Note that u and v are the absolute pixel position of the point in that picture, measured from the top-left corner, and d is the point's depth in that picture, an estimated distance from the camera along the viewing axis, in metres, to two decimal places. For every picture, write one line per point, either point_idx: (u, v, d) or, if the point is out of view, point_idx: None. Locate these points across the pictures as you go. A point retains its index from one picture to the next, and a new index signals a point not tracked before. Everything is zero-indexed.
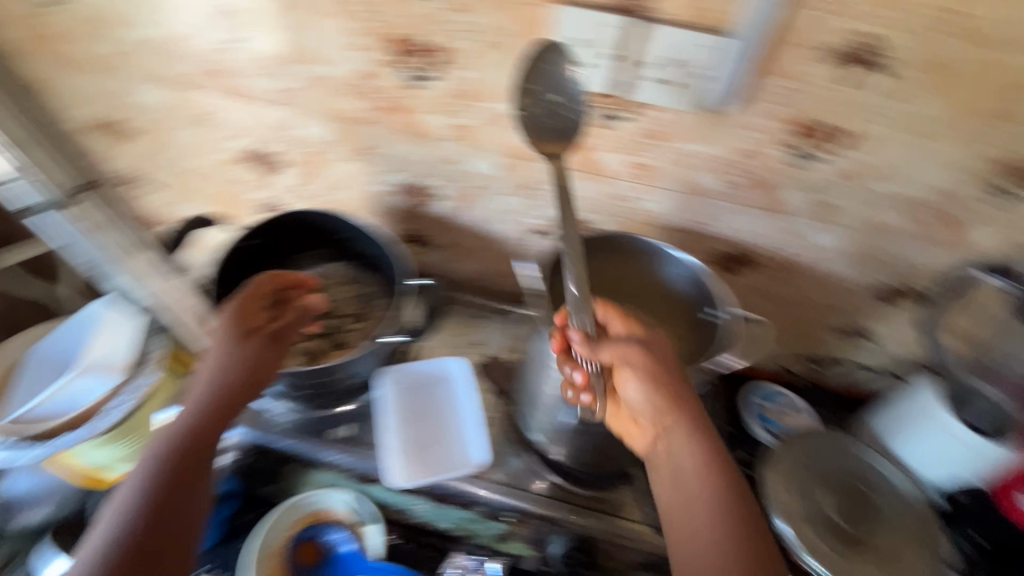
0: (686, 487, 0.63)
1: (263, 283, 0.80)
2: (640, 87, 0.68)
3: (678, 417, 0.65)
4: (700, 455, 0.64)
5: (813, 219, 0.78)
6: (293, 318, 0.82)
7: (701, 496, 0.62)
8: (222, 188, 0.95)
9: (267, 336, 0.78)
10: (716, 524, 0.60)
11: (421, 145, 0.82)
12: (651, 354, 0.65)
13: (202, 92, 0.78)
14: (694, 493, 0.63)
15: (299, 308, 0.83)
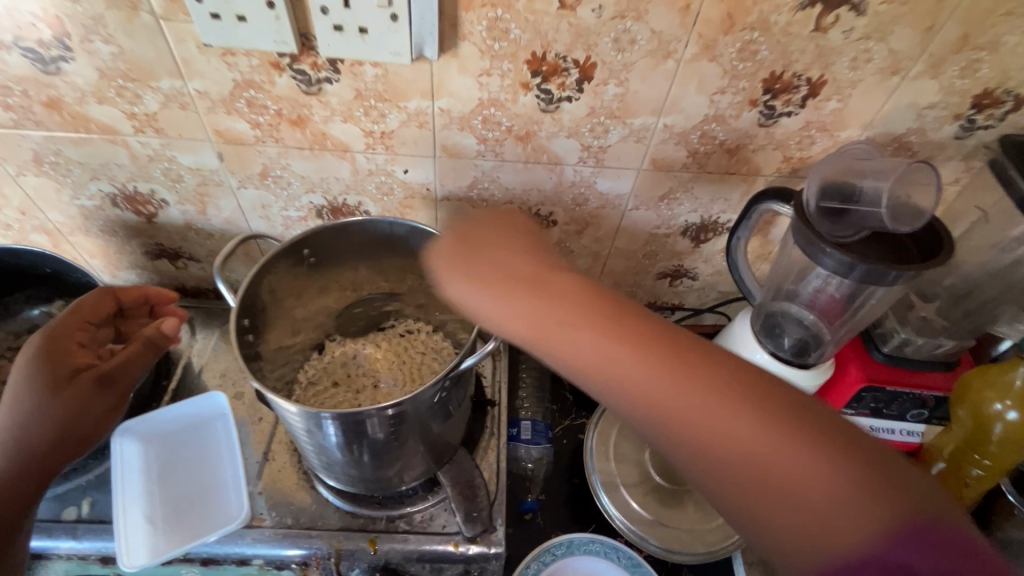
0: (598, 336, 0.41)
1: (92, 302, 0.60)
2: (590, 60, 0.56)
3: (494, 302, 0.46)
4: (580, 327, 0.42)
5: (788, 179, 0.70)
6: (132, 354, 0.58)
7: (628, 351, 0.40)
8: (90, 244, 0.76)
9: (89, 380, 0.55)
10: (631, 345, 0.40)
11: (332, 162, 0.65)
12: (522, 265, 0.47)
13: (35, 129, 0.61)
14: (635, 380, 0.39)
15: (142, 339, 0.59)
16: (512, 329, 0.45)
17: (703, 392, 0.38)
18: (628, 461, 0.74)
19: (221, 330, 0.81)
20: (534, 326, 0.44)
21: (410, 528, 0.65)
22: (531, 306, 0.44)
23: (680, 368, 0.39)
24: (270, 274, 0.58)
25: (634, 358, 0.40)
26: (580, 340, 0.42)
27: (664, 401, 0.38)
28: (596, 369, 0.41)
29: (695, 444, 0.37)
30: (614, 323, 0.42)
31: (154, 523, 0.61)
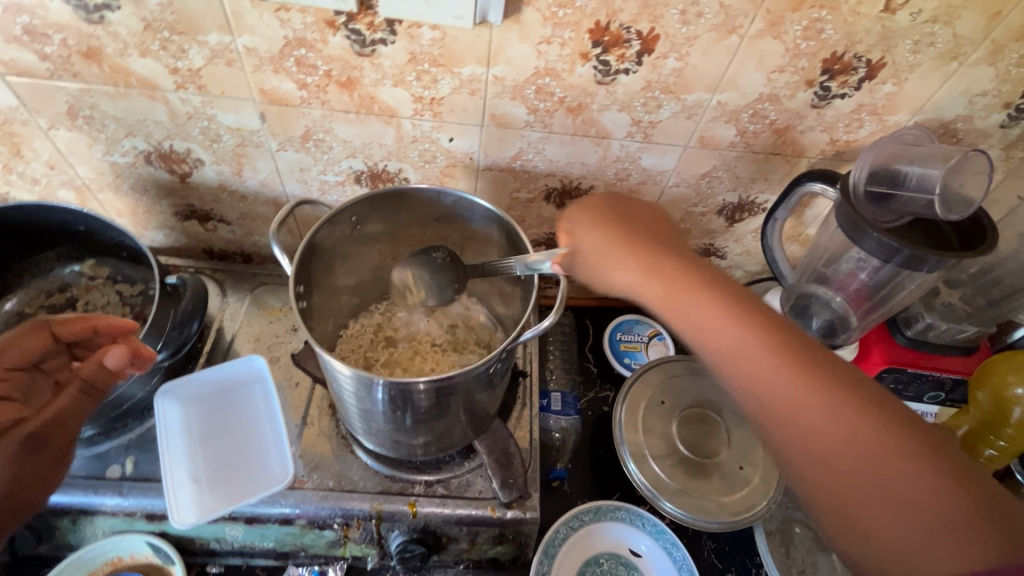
0: (794, 378, 0.41)
1: (28, 344, 0.54)
2: (653, 32, 0.55)
3: (708, 313, 0.45)
4: (801, 375, 0.41)
5: (831, 162, 0.70)
6: (65, 407, 0.53)
7: (829, 402, 0.40)
8: (119, 203, 0.74)
9: (20, 440, 0.51)
10: (845, 400, 0.40)
11: (377, 127, 0.64)
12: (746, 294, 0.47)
13: (71, 80, 0.58)
14: (841, 438, 0.39)
15: (77, 385, 0.54)
16: (702, 334, 0.45)
17: (904, 463, 0.37)
18: (656, 433, 0.77)
19: (252, 294, 0.80)
20: (730, 350, 0.43)
21: (455, 494, 0.67)
22: (717, 325, 0.44)
23: (891, 437, 0.38)
24: (322, 241, 0.57)
25: (826, 413, 0.39)
26: (771, 380, 0.42)
27: (851, 458, 0.38)
28: (805, 416, 0.40)
29: (846, 463, 0.38)
30: (826, 378, 0.41)
31: (199, 482, 0.62)
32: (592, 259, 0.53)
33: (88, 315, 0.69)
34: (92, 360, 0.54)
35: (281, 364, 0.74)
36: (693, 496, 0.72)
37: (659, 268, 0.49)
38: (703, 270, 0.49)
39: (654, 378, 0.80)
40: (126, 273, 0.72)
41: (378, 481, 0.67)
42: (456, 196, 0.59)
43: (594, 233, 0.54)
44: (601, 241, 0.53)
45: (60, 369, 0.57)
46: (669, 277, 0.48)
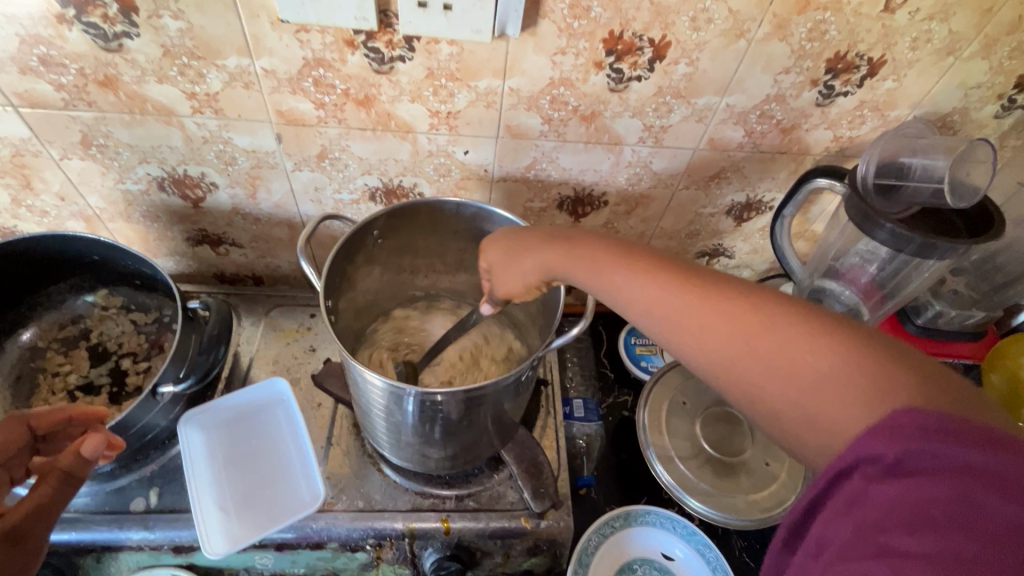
0: (684, 283, 0.37)
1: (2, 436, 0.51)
2: (665, 39, 0.56)
3: (575, 257, 0.44)
4: (663, 282, 0.38)
5: (835, 158, 0.72)
6: (47, 497, 0.48)
7: (711, 293, 0.35)
8: (130, 231, 0.73)
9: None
10: (723, 289, 0.35)
11: (393, 143, 0.64)
12: (568, 240, 0.46)
13: (86, 109, 0.58)
14: (721, 331, 0.34)
15: (56, 473, 0.49)
16: (613, 286, 0.41)
17: (786, 328, 0.32)
18: (680, 435, 0.77)
19: (266, 317, 0.80)
20: (619, 286, 0.40)
21: (485, 509, 0.67)
22: (611, 275, 0.41)
23: (759, 318, 0.33)
24: (345, 257, 0.57)
25: (710, 303, 0.35)
26: (652, 287, 0.38)
27: (746, 342, 0.33)
28: (674, 322, 0.36)
29: (726, 358, 0.34)
30: (692, 284, 0.37)
31: (226, 510, 0.61)
32: (499, 256, 0.52)
33: (103, 346, 0.68)
34: (73, 448, 0.50)
35: (302, 386, 0.73)
36: (722, 496, 0.72)
37: (576, 241, 0.45)
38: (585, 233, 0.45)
39: (673, 380, 0.81)
40: (140, 301, 0.71)
41: (406, 498, 0.66)
42: (476, 207, 0.59)
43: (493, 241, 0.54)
44: (499, 244, 0.53)
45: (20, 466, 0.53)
46: (543, 233, 0.49)
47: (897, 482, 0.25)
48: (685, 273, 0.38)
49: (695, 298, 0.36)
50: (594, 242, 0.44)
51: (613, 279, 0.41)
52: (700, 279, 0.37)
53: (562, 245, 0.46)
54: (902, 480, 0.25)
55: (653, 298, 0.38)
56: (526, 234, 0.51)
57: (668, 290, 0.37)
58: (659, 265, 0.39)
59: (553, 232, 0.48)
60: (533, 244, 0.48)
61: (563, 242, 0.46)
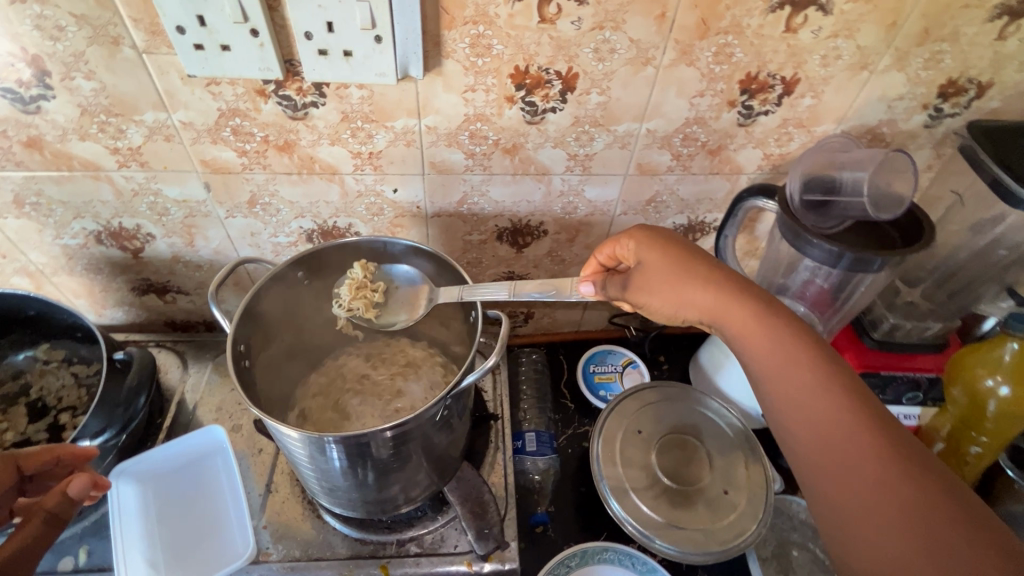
0: (864, 429, 0.40)
1: None
2: (572, 71, 0.57)
3: (746, 321, 0.47)
4: (845, 406, 0.41)
5: (770, 176, 0.72)
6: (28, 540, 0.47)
7: (894, 457, 0.39)
8: (74, 284, 0.74)
9: None
10: (908, 455, 0.39)
11: (321, 184, 0.65)
12: (737, 300, 0.48)
13: (15, 169, 0.60)
14: (889, 495, 0.38)
15: (40, 516, 0.48)
16: (784, 377, 0.44)
17: (954, 531, 0.35)
18: (635, 464, 0.74)
19: (214, 363, 0.79)
20: (786, 382, 0.44)
21: (426, 555, 0.64)
22: (780, 359, 0.45)
23: (917, 474, 0.38)
24: (267, 299, 0.58)
25: (887, 467, 0.39)
26: (821, 410, 0.42)
27: (912, 520, 0.36)
28: (834, 459, 0.40)
29: (880, 523, 0.37)
30: (872, 412, 0.41)
31: (157, 568, 0.59)
32: (645, 275, 0.52)
33: (42, 401, 0.68)
34: (59, 489, 0.49)
35: (245, 431, 0.72)
36: (678, 528, 0.69)
37: (753, 309, 0.47)
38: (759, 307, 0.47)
39: (629, 407, 0.79)
40: (82, 353, 0.71)
41: (345, 545, 0.64)
42: (399, 245, 0.60)
43: (647, 245, 0.53)
44: (656, 256, 0.52)
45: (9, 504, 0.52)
46: (703, 275, 0.50)
47: None
48: (867, 411, 0.41)
49: (867, 445, 0.40)
50: (782, 314, 0.47)
51: (792, 371, 0.44)
52: (869, 414, 0.41)
53: (735, 302, 0.48)
54: None
55: (824, 419, 0.42)
56: (688, 253, 0.52)
57: (849, 421, 0.41)
58: (838, 390, 0.42)
59: (712, 283, 0.49)
60: (704, 280, 0.50)
61: (735, 300, 0.48)
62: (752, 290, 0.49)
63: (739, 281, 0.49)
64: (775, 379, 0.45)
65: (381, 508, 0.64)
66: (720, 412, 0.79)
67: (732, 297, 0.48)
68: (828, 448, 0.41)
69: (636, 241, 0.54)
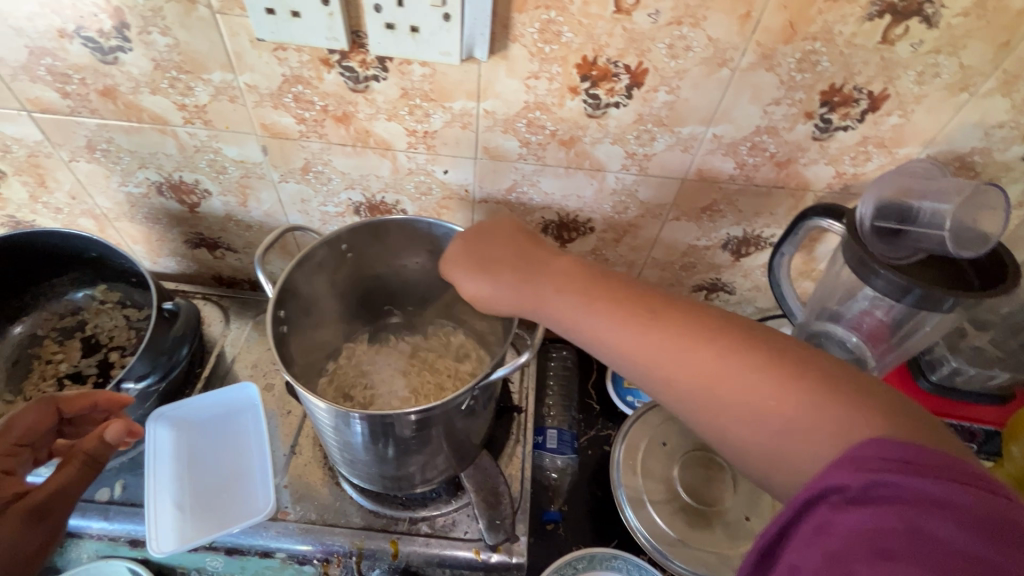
0: (652, 326, 0.43)
1: (29, 418, 0.52)
2: (642, 66, 0.55)
3: (544, 299, 0.50)
4: (631, 323, 0.44)
5: (839, 196, 0.67)
6: (71, 479, 0.50)
7: (703, 340, 0.41)
8: (134, 231, 0.77)
9: (21, 514, 0.46)
10: (705, 332, 0.41)
11: (374, 159, 0.65)
12: (551, 261, 0.52)
13: (89, 116, 0.62)
14: (703, 374, 0.40)
15: (81, 457, 0.51)
16: (587, 327, 0.46)
17: (764, 373, 0.38)
18: (655, 476, 0.73)
19: (254, 321, 0.82)
20: (589, 328, 0.46)
21: (436, 537, 0.65)
22: (576, 303, 0.47)
23: (720, 341, 0.40)
24: (310, 268, 0.58)
25: (695, 355, 0.40)
26: (624, 331, 0.44)
27: (722, 389, 0.39)
28: (661, 367, 0.42)
29: (712, 403, 0.39)
30: (661, 310, 0.44)
31: (183, 510, 0.62)
32: (459, 273, 0.57)
33: (95, 338, 0.72)
34: (98, 433, 0.53)
35: (276, 391, 0.74)
36: (692, 548, 0.67)
37: (548, 289, 0.50)
38: (554, 272, 0.51)
39: (656, 418, 0.77)
40: (135, 297, 0.74)
41: (360, 514, 0.66)
42: (445, 228, 0.59)
43: (454, 258, 0.57)
44: (461, 250, 0.57)
45: (43, 447, 0.55)
46: (514, 264, 0.54)
47: (862, 511, 0.29)
48: (650, 314, 0.44)
49: (668, 343, 0.42)
50: (569, 260, 0.51)
51: (598, 310, 0.46)
52: (666, 313, 0.43)
53: (549, 267, 0.52)
54: (868, 508, 0.29)
55: (625, 338, 0.44)
56: (487, 242, 0.57)
57: (646, 328, 0.43)
58: (632, 307, 0.45)
59: (530, 255, 0.54)
60: (503, 264, 0.54)
61: (545, 266, 0.52)
62: (547, 254, 0.54)
63: (539, 257, 0.53)
64: (588, 322, 0.46)
65: (397, 484, 0.65)
66: None
67: (536, 270, 0.52)
68: (652, 360, 0.42)
69: (448, 265, 0.59)
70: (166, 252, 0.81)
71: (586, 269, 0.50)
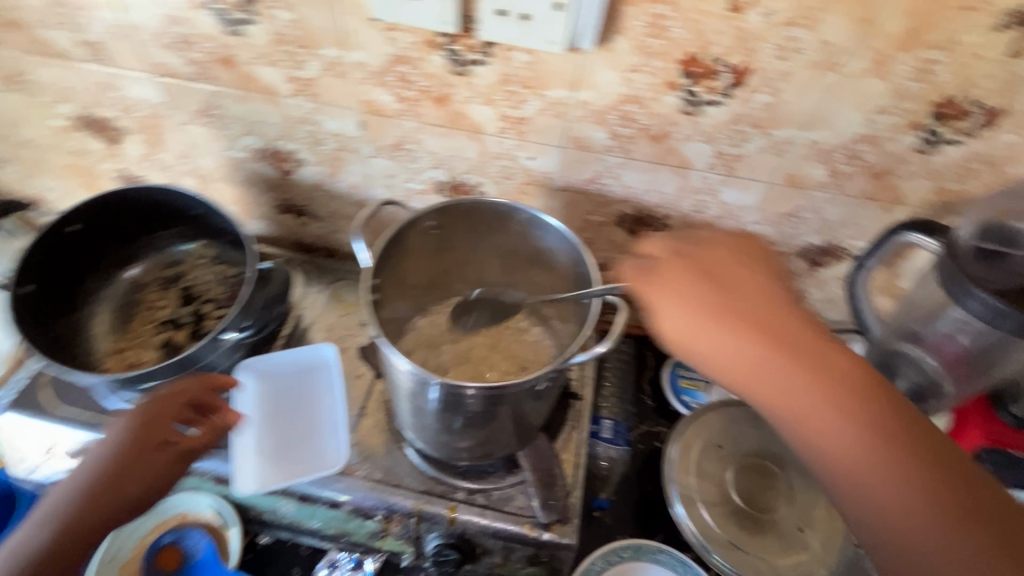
0: (827, 407, 0.45)
1: (189, 388, 0.61)
2: (746, 65, 0.54)
3: (714, 342, 0.49)
4: (810, 395, 0.46)
5: (936, 213, 0.65)
6: (210, 438, 0.61)
7: (867, 436, 0.44)
8: (230, 193, 0.83)
9: (176, 456, 0.59)
10: (874, 427, 0.44)
11: (463, 141, 0.67)
12: (744, 306, 0.50)
13: (207, 83, 0.66)
14: (854, 463, 0.44)
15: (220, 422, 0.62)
16: (757, 379, 0.48)
17: (914, 487, 0.42)
18: (709, 478, 0.73)
19: (330, 287, 0.86)
20: (757, 381, 0.48)
21: (491, 510, 0.67)
22: (751, 357, 0.48)
23: (880, 442, 0.43)
24: (400, 242, 0.61)
25: (857, 446, 0.44)
26: (792, 403, 0.46)
27: (869, 482, 0.43)
28: (816, 444, 0.45)
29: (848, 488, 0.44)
30: (839, 391, 0.45)
31: (263, 456, 0.68)
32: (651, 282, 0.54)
33: (191, 290, 0.77)
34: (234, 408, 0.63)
35: (349, 354, 0.78)
36: (742, 552, 0.68)
37: (730, 335, 0.49)
38: (741, 316, 0.50)
39: (713, 420, 0.77)
40: (228, 255, 0.80)
41: (421, 480, 0.69)
42: (530, 214, 0.61)
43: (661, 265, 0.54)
44: (671, 264, 0.54)
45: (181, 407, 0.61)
46: (703, 296, 0.52)
47: None
48: (829, 394, 0.45)
49: (836, 427, 0.44)
50: (767, 313, 0.50)
51: (777, 374, 0.47)
52: (846, 399, 0.45)
53: (735, 309, 0.50)
54: None
55: (792, 407, 0.46)
56: (679, 266, 0.54)
57: (822, 407, 0.45)
58: (811, 385, 0.46)
59: (725, 292, 0.52)
60: (693, 291, 0.52)
61: (737, 309, 0.50)
62: (738, 296, 0.52)
63: (728, 292, 0.52)
64: (758, 381, 0.47)
65: (459, 455, 0.68)
66: None
67: (727, 312, 0.50)
68: (814, 432, 0.45)
69: (642, 270, 0.55)
70: (256, 215, 0.86)
71: (773, 322, 0.49)
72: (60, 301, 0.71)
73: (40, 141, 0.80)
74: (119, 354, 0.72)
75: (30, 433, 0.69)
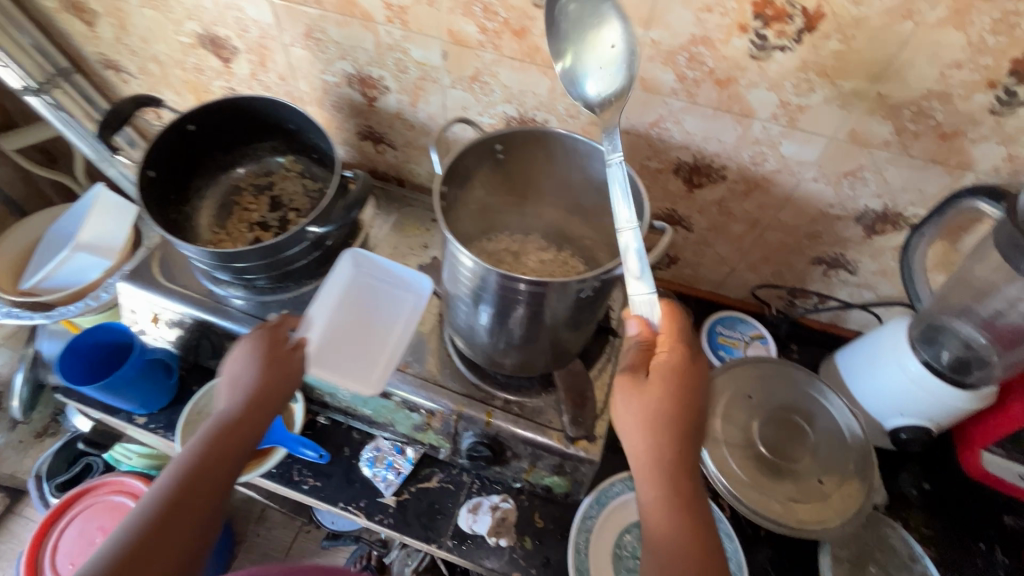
0: (670, 481, 0.51)
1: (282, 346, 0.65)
2: (819, 10, 0.56)
3: (643, 394, 0.52)
4: (670, 465, 0.52)
5: (1005, 181, 0.64)
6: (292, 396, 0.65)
7: (682, 514, 0.51)
8: (321, 116, 0.91)
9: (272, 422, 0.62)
10: (686, 513, 0.51)
11: (536, 76, 0.72)
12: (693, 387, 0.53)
13: (314, 7, 0.74)
14: (658, 516, 0.51)
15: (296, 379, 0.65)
16: (640, 429, 0.52)
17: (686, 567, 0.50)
18: (735, 423, 0.75)
19: (398, 213, 0.94)
20: (645, 428, 0.52)
21: (524, 419, 0.73)
22: (656, 415, 0.52)
23: (688, 519, 0.51)
24: (469, 161, 0.67)
25: (666, 513, 0.51)
26: (657, 458, 0.52)
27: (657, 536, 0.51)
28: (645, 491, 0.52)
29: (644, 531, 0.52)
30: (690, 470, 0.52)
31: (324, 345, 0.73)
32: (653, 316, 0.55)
33: (280, 197, 0.87)
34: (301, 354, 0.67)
35: None
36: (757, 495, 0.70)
37: (662, 400, 0.52)
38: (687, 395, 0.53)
39: (746, 372, 0.79)
40: (313, 171, 0.89)
41: (464, 385, 0.75)
42: (589, 146, 0.65)
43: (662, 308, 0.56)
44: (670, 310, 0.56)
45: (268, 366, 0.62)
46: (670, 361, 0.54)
47: None
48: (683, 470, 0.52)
49: (667, 489, 0.51)
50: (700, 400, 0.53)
51: (662, 439, 0.52)
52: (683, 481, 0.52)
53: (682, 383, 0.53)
54: None
55: (649, 460, 0.52)
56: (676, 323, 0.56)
57: (669, 476, 0.51)
58: (682, 454, 0.52)
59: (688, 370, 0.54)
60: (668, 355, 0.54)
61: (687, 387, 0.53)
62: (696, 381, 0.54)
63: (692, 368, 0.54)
64: (651, 435, 0.52)
65: (501, 366, 0.74)
66: (843, 411, 0.76)
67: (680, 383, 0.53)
68: (648, 481, 0.52)
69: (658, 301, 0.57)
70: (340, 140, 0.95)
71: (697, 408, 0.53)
72: (174, 190, 0.82)
73: (167, 57, 0.91)
74: (216, 243, 0.82)
75: (141, 302, 0.80)
